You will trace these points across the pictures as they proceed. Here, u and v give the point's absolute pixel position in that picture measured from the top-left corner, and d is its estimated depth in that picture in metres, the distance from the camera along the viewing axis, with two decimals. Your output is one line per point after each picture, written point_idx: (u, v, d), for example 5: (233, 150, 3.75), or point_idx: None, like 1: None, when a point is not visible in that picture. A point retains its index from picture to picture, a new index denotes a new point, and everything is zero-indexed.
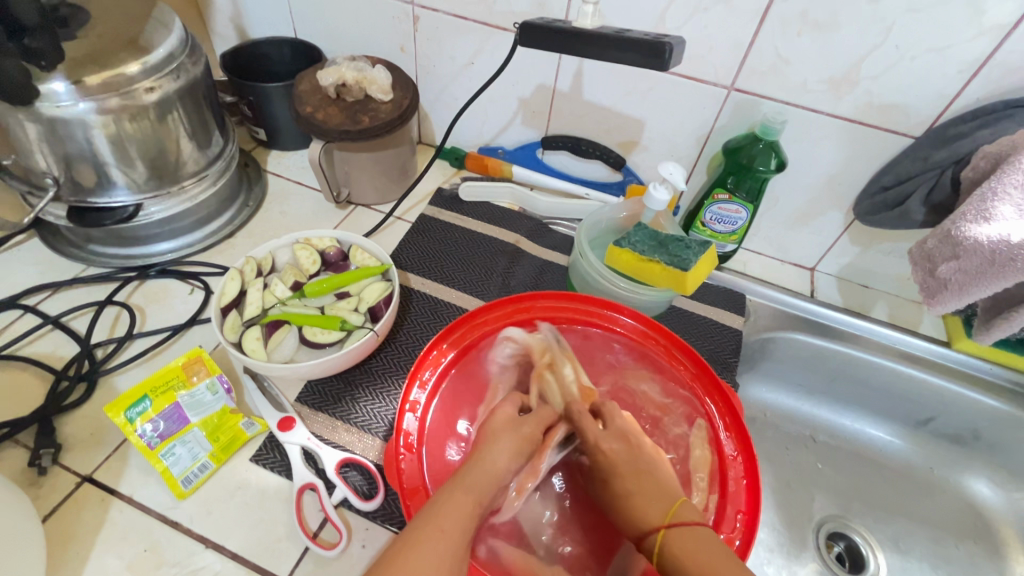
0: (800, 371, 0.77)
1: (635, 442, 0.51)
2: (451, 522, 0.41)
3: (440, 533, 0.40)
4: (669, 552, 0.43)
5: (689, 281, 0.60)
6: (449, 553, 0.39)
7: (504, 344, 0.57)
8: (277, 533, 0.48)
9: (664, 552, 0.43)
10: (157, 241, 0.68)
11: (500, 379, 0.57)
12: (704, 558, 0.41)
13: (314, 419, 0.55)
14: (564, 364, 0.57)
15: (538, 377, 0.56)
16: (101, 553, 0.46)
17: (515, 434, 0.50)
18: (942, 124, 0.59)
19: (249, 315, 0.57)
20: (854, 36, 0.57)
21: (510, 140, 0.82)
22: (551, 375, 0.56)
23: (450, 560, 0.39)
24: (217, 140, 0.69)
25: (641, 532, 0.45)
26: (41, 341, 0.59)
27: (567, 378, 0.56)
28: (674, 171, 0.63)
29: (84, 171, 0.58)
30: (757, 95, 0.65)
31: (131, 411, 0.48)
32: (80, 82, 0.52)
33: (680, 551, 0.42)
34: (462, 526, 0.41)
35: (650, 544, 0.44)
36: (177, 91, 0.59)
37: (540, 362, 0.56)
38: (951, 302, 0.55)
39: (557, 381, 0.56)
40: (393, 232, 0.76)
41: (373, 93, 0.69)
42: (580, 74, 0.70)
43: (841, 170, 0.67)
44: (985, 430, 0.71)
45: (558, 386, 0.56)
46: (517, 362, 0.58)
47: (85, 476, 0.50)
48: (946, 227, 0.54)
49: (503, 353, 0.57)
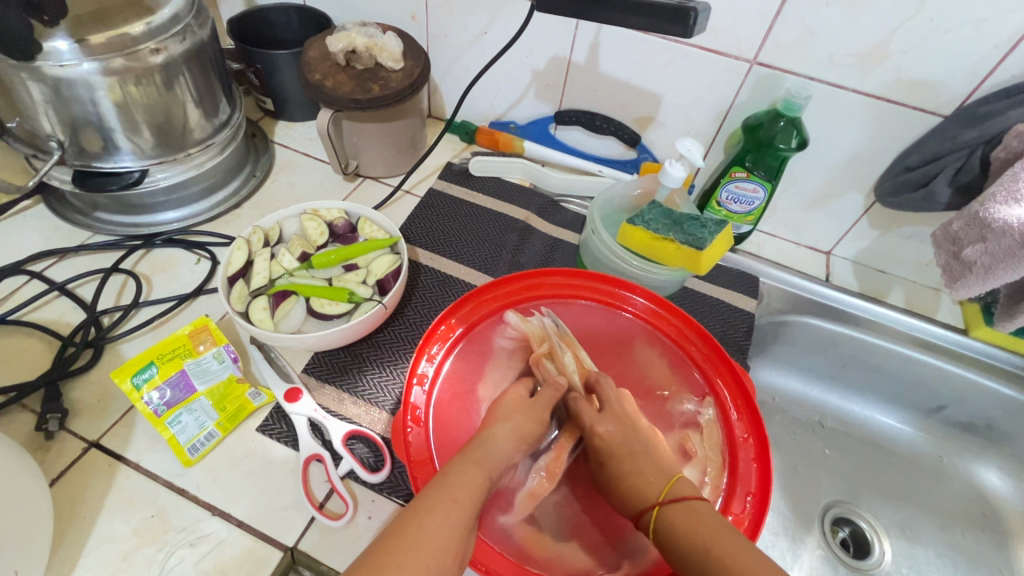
0: (812, 355, 0.76)
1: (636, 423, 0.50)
2: (466, 493, 0.40)
3: (452, 502, 0.39)
4: (669, 527, 0.42)
5: (703, 260, 0.59)
6: (460, 521, 0.38)
7: (506, 328, 0.56)
8: (283, 501, 0.48)
9: (665, 524, 0.42)
10: (163, 209, 0.67)
11: (502, 363, 0.56)
12: (700, 528, 0.41)
13: (320, 391, 0.55)
14: (564, 351, 0.55)
15: (540, 362, 0.55)
16: (108, 517, 0.46)
17: (521, 416, 0.49)
18: (973, 102, 0.57)
19: (256, 285, 0.56)
20: (885, 8, 0.54)
21: (522, 115, 0.80)
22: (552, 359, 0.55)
23: (463, 528, 0.38)
24: (224, 108, 0.68)
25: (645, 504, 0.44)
26: (48, 307, 0.59)
27: (566, 365, 0.55)
28: (692, 147, 0.60)
29: (90, 135, 0.57)
30: (780, 69, 0.62)
31: (138, 378, 0.49)
32: (84, 40, 0.51)
33: (677, 526, 0.42)
34: (475, 496, 0.41)
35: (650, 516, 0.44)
36: (183, 54, 0.58)
37: (540, 347, 0.55)
38: (976, 287, 0.54)
39: (557, 364, 0.55)
40: (402, 206, 0.75)
41: (384, 61, 0.67)
42: (597, 44, 0.68)
43: (865, 149, 0.65)
44: (999, 420, 0.70)
45: (557, 369, 0.55)
46: (518, 346, 0.57)
47: (91, 442, 0.50)
48: (974, 209, 0.52)
49: (504, 336, 0.56)
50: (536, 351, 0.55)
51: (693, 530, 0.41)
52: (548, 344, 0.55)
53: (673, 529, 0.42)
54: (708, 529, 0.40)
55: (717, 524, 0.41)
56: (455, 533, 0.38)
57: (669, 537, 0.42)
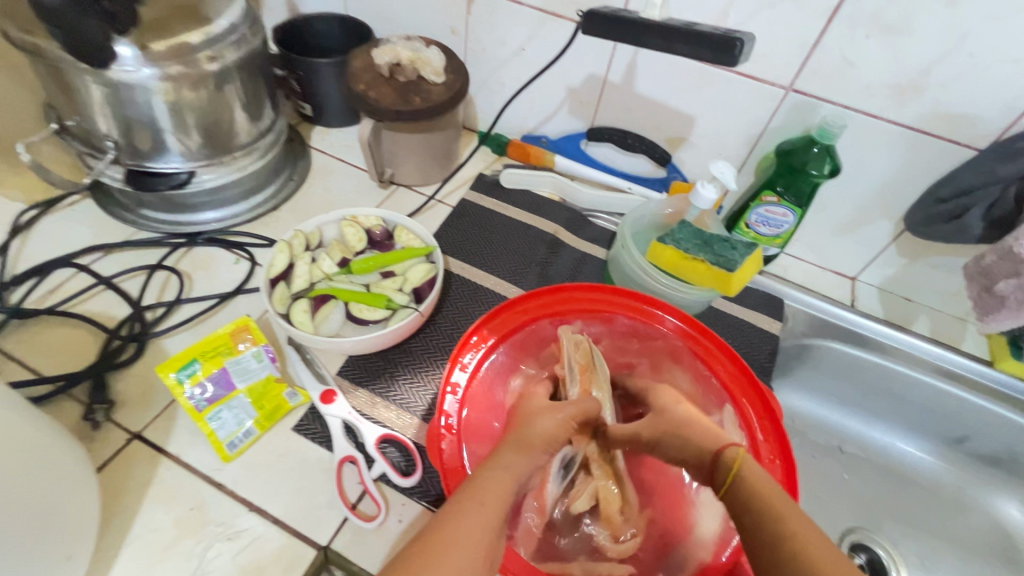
0: (835, 379, 0.76)
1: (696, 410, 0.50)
2: (492, 496, 0.41)
3: (481, 505, 0.40)
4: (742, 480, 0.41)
5: (734, 282, 0.60)
6: (488, 526, 0.39)
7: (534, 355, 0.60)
8: (318, 501, 0.49)
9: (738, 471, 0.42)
10: (205, 209, 0.69)
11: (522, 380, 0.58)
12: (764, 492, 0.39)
13: (354, 394, 0.56)
14: (573, 381, 0.56)
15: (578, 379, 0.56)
16: (150, 507, 0.48)
17: (548, 417, 0.50)
18: (1008, 137, 0.57)
19: (297, 288, 0.58)
20: (926, 42, 0.55)
21: (554, 129, 0.82)
22: (590, 377, 0.57)
23: (491, 530, 0.39)
24: (268, 114, 0.70)
25: (716, 449, 0.45)
26: (95, 299, 0.61)
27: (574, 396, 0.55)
28: (725, 170, 0.62)
29: (143, 135, 0.59)
30: (816, 97, 0.63)
31: (181, 374, 0.52)
32: (146, 48, 0.53)
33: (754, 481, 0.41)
34: (502, 500, 0.41)
35: (726, 459, 0.43)
36: (237, 62, 0.60)
37: (581, 364, 0.56)
38: (1007, 321, 0.55)
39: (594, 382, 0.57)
40: (434, 215, 0.77)
41: (426, 74, 0.69)
42: (634, 65, 0.69)
43: (897, 178, 0.65)
44: (1022, 453, 0.70)
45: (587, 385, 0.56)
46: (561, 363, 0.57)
47: (134, 433, 0.51)
48: (1007, 244, 0.53)
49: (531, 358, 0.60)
50: (576, 368, 0.56)
51: (762, 494, 0.39)
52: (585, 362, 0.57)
53: (745, 488, 0.41)
54: (775, 492, 0.40)
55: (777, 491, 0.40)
56: (484, 535, 0.38)
57: (741, 496, 0.40)
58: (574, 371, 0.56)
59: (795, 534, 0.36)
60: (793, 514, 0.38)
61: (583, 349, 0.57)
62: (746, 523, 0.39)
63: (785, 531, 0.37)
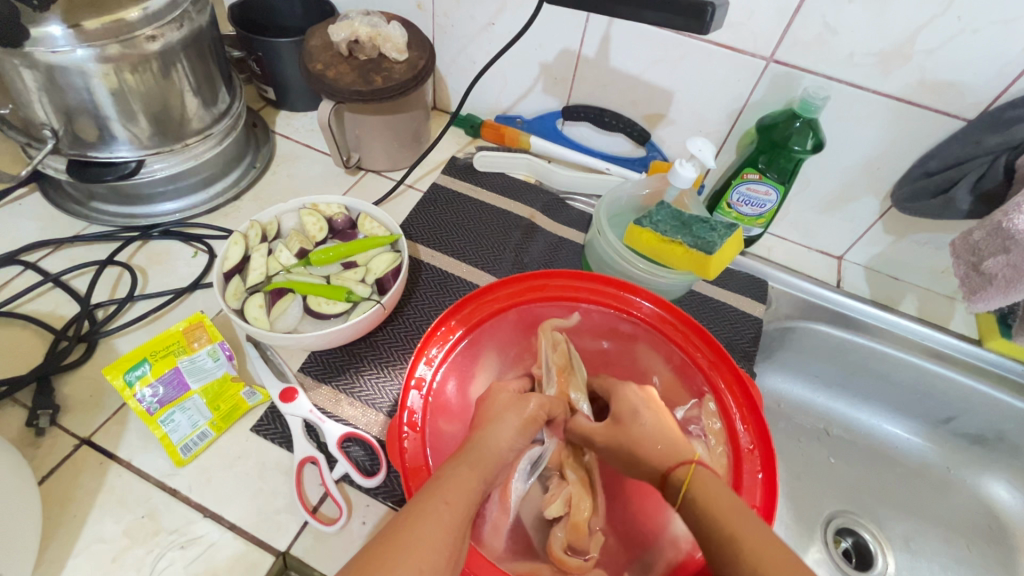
0: (820, 362, 0.74)
1: (655, 413, 0.48)
2: (456, 495, 0.39)
3: (447, 505, 0.38)
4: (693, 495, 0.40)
5: (712, 265, 0.57)
6: (453, 525, 0.37)
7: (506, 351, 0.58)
8: (276, 504, 0.47)
9: (688, 493, 0.40)
10: (161, 201, 0.66)
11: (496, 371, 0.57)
12: (717, 512, 0.38)
13: (317, 391, 0.54)
14: (551, 378, 0.54)
15: (554, 382, 0.54)
16: (98, 517, 0.45)
17: (513, 411, 0.48)
18: (998, 106, 0.54)
19: (253, 281, 0.55)
20: (912, 6, 0.52)
21: (529, 109, 0.78)
22: (566, 381, 0.55)
23: (456, 530, 0.37)
24: (223, 97, 0.66)
25: (666, 467, 0.43)
26: (42, 299, 0.58)
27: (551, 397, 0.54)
28: (703, 147, 0.59)
29: (85, 123, 0.56)
30: (798, 67, 0.60)
31: (131, 375, 0.48)
32: (78, 26, 0.49)
33: (704, 500, 0.39)
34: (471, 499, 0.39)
35: (677, 478, 0.42)
36: (181, 41, 0.56)
37: (559, 366, 0.55)
38: (995, 299, 0.52)
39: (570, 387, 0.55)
40: (404, 202, 0.73)
41: (387, 51, 0.65)
42: (608, 38, 0.66)
43: (882, 153, 0.62)
44: (1010, 433, 0.68)
45: (564, 386, 0.55)
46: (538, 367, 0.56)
47: (83, 439, 0.49)
48: (996, 219, 0.50)
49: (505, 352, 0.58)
50: (552, 370, 0.54)
51: (710, 514, 0.38)
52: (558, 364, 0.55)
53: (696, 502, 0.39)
54: (726, 508, 0.38)
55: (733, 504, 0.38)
56: (449, 536, 0.36)
57: (690, 516, 0.39)
58: (552, 372, 0.54)
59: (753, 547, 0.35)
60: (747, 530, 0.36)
61: (562, 352, 0.55)
62: (703, 544, 0.38)
63: (744, 550, 0.35)
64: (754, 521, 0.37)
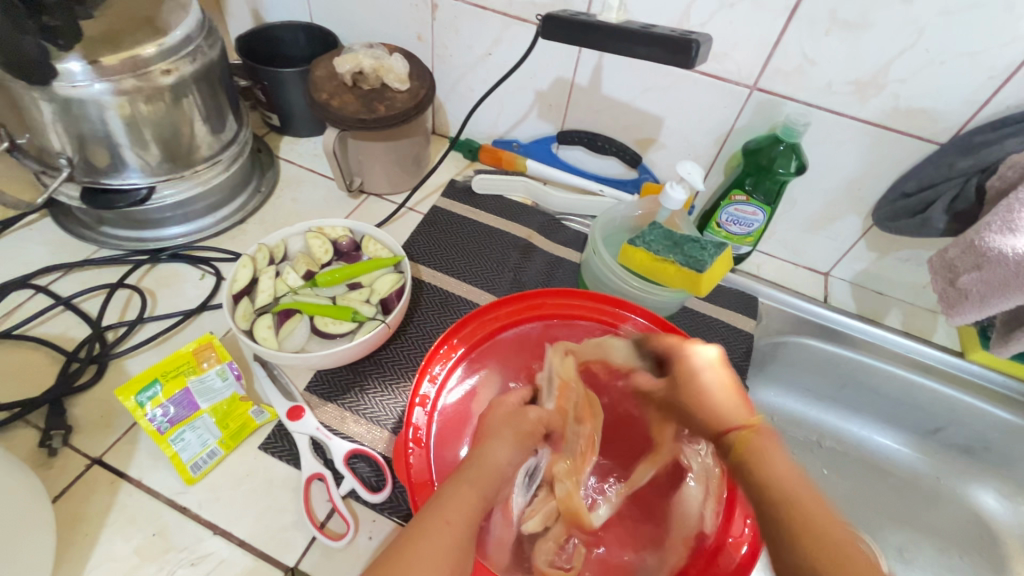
0: (810, 375, 0.76)
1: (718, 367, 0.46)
2: (456, 514, 0.40)
3: (445, 523, 0.39)
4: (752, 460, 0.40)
5: (704, 283, 0.60)
6: (453, 543, 0.38)
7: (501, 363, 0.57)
8: (284, 521, 0.48)
9: (745, 456, 0.40)
10: (169, 225, 0.68)
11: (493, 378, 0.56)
12: (781, 482, 0.38)
13: (323, 409, 0.55)
14: (552, 390, 0.53)
15: (554, 397, 0.53)
16: (109, 536, 0.46)
17: (509, 428, 0.48)
18: (968, 131, 0.58)
19: (261, 303, 0.57)
20: (883, 39, 0.56)
21: (525, 133, 0.81)
22: (571, 391, 0.53)
23: (458, 548, 0.38)
24: (231, 125, 0.68)
25: (723, 428, 0.43)
26: (53, 321, 0.59)
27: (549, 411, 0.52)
28: (692, 170, 0.61)
29: (98, 151, 0.58)
30: (780, 95, 0.63)
31: (142, 395, 0.49)
32: (96, 62, 0.52)
33: (764, 467, 0.39)
34: (469, 518, 0.40)
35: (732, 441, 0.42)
36: (194, 74, 0.59)
37: (561, 378, 0.53)
38: (971, 314, 0.55)
39: (574, 401, 0.53)
40: (405, 224, 0.76)
41: (390, 82, 0.68)
42: (600, 68, 0.69)
43: (862, 174, 0.66)
44: (997, 442, 0.70)
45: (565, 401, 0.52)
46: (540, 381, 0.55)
47: (94, 459, 0.50)
48: (969, 237, 0.53)
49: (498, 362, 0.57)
50: (555, 383, 0.53)
51: (773, 481, 0.38)
52: (565, 376, 0.53)
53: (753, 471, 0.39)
54: (786, 484, 0.38)
55: (793, 472, 0.39)
56: (447, 555, 0.37)
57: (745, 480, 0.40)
58: (553, 385, 0.53)
59: (817, 525, 0.35)
60: (815, 508, 0.37)
61: (567, 364, 0.54)
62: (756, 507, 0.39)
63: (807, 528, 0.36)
64: (812, 496, 0.37)
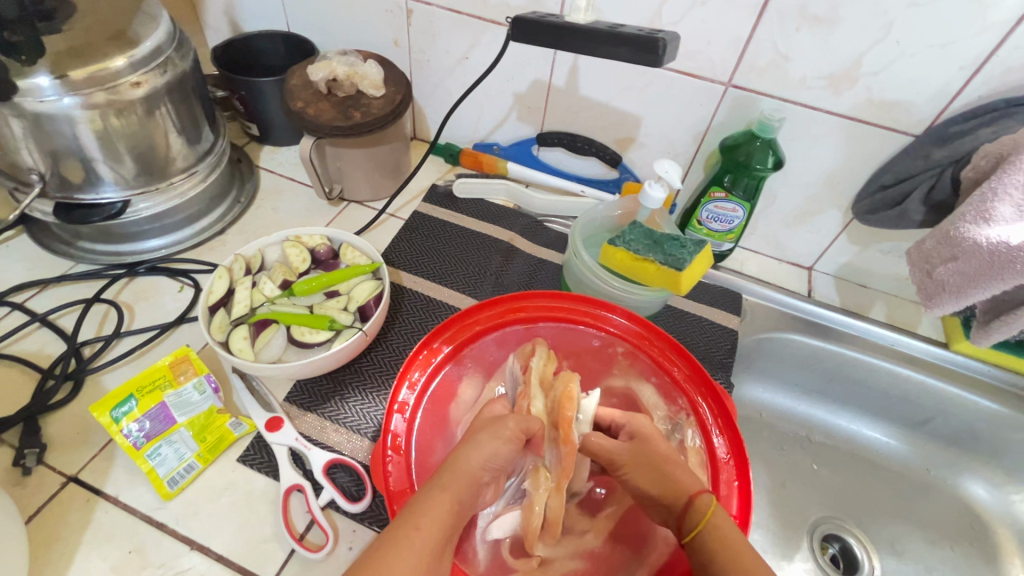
0: (797, 370, 0.76)
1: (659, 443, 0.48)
2: (430, 520, 0.40)
3: (415, 530, 0.39)
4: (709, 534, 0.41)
5: (683, 282, 0.59)
6: (421, 550, 0.38)
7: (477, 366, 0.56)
8: (263, 533, 0.48)
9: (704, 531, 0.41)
10: (146, 237, 0.67)
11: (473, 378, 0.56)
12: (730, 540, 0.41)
13: (302, 419, 0.55)
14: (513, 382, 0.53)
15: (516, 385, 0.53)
16: (85, 554, 0.46)
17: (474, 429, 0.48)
18: (942, 122, 0.58)
19: (237, 314, 0.56)
20: (853, 33, 0.56)
21: (505, 136, 0.81)
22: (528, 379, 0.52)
23: (429, 554, 0.38)
24: (207, 135, 0.68)
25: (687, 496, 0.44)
26: (29, 338, 0.59)
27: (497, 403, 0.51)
28: (670, 168, 0.61)
29: (71, 166, 0.57)
30: (755, 91, 0.63)
31: (117, 411, 0.49)
32: (65, 76, 0.51)
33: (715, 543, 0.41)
34: (440, 527, 0.40)
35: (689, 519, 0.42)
36: (165, 86, 0.58)
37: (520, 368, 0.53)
38: (950, 305, 0.55)
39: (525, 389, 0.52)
40: (386, 230, 0.75)
41: (365, 88, 0.68)
42: (576, 69, 0.69)
43: (840, 168, 0.66)
44: (985, 432, 0.70)
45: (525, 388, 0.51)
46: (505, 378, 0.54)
47: (70, 476, 0.49)
48: (945, 227, 0.53)
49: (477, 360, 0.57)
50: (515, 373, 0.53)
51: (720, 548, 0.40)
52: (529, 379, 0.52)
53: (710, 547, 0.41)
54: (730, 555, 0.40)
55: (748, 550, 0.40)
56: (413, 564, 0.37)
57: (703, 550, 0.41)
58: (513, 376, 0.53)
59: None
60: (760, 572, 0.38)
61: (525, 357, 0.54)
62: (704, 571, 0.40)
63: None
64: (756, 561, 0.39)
